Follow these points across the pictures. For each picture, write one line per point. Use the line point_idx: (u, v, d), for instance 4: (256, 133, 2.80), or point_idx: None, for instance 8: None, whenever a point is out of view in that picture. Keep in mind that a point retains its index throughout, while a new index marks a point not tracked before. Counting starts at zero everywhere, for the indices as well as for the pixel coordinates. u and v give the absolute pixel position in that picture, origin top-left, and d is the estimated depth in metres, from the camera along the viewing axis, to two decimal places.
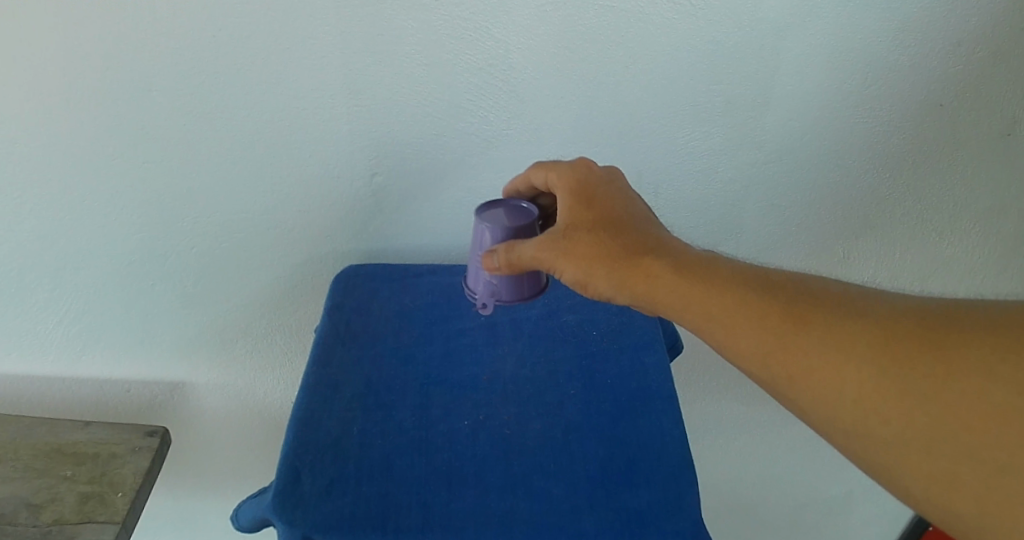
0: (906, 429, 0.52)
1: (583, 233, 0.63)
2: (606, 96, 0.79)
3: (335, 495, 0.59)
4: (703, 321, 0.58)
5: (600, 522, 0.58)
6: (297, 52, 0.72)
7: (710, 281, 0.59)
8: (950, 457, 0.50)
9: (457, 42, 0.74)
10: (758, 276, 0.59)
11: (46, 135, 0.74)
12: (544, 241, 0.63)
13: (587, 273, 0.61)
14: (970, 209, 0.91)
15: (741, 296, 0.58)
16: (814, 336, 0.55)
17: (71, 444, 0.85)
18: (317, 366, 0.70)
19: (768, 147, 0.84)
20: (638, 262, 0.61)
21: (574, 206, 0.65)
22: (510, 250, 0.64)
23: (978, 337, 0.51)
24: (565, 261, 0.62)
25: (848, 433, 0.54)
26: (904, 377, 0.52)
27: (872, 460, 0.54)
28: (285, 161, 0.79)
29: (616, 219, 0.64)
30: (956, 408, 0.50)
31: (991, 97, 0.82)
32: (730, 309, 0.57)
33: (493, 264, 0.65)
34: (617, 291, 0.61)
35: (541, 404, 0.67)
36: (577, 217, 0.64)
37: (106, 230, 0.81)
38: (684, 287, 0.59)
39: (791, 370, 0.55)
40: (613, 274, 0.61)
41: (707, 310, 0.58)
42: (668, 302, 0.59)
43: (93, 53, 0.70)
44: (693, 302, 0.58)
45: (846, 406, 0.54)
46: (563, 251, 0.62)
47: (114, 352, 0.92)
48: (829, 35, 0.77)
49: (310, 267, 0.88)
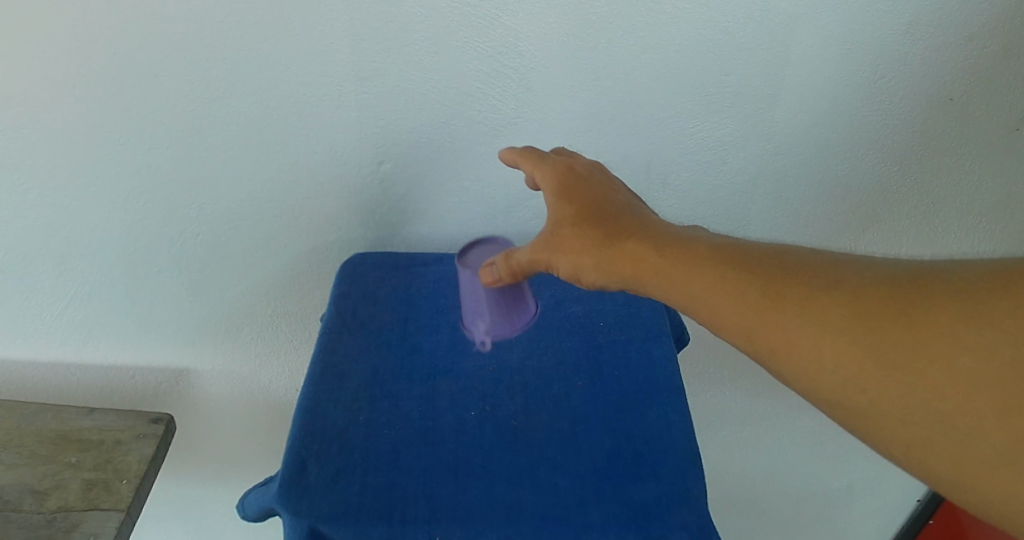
0: (886, 399, 0.48)
1: (570, 227, 0.62)
2: (616, 85, 0.78)
3: (341, 485, 0.58)
4: (681, 301, 0.57)
5: (607, 514, 0.57)
6: (305, 39, 0.72)
7: (689, 261, 0.57)
8: (926, 426, 0.47)
9: (466, 29, 0.73)
10: (736, 250, 0.56)
11: (51, 121, 0.74)
12: (536, 244, 0.63)
13: (580, 268, 0.61)
14: (978, 203, 0.91)
15: (717, 274, 0.55)
16: (786, 309, 0.52)
17: (76, 430, 0.85)
18: (323, 355, 0.69)
19: (778, 139, 0.83)
20: (622, 250, 0.60)
21: (557, 202, 0.64)
22: (508, 259, 0.64)
23: (945, 300, 0.47)
24: (560, 259, 0.62)
25: (832, 405, 0.51)
26: (881, 346, 0.48)
27: (858, 431, 0.50)
28: (291, 149, 0.79)
29: (600, 210, 0.63)
30: (927, 375, 0.47)
31: (1002, 91, 0.81)
32: (707, 286, 0.55)
33: (493, 276, 0.65)
34: (610, 281, 0.61)
35: (547, 394, 0.66)
36: (562, 213, 0.64)
37: (111, 215, 0.81)
38: (664, 270, 0.57)
39: (770, 343, 0.52)
40: (601, 264, 0.60)
41: (686, 290, 0.56)
42: (653, 287, 0.58)
43: (99, 39, 0.69)
44: (673, 283, 0.57)
45: (826, 377, 0.50)
46: (558, 250, 0.62)
47: (120, 339, 0.91)
48: (842, 26, 0.76)
49: (315, 254, 0.87)
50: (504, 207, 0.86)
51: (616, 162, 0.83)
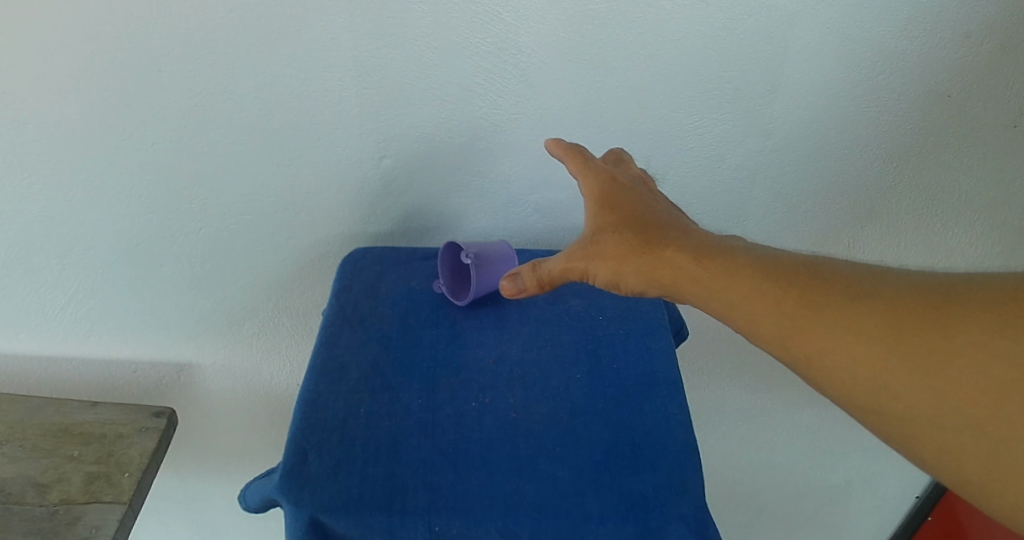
0: (917, 405, 0.51)
1: (609, 234, 0.64)
2: (615, 81, 0.78)
3: (341, 476, 0.57)
4: (721, 307, 0.58)
5: (605, 506, 0.56)
6: (306, 35, 0.72)
7: (729, 270, 0.58)
8: (957, 429, 0.49)
9: (467, 25, 0.74)
10: (772, 259, 0.58)
11: (55, 117, 0.74)
12: (573, 253, 0.64)
13: (619, 274, 0.62)
14: (976, 199, 0.91)
15: (756, 282, 0.57)
16: (827, 317, 0.54)
17: (78, 424, 0.85)
18: (324, 347, 0.68)
19: (776, 135, 0.84)
20: (661, 256, 0.61)
21: (599, 211, 0.66)
22: (539, 269, 0.65)
23: (976, 312, 0.50)
24: (598, 267, 0.63)
25: (864, 408, 0.53)
26: (912, 355, 0.51)
27: (888, 434, 0.53)
28: (292, 144, 0.79)
29: (640, 218, 0.64)
30: (961, 383, 0.49)
31: (1000, 87, 0.81)
32: (747, 295, 0.57)
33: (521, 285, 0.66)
34: (648, 287, 0.62)
35: (547, 387, 0.65)
36: (603, 222, 0.65)
37: (114, 209, 0.81)
38: (704, 278, 0.59)
39: (806, 351, 0.54)
40: (640, 270, 0.61)
41: (726, 299, 0.58)
42: (692, 294, 0.59)
43: (103, 35, 0.70)
44: (713, 291, 0.58)
45: (859, 383, 0.52)
46: (595, 257, 0.63)
47: (122, 334, 0.92)
48: (840, 23, 0.76)
49: (316, 249, 0.87)
50: (504, 202, 0.86)
51: None
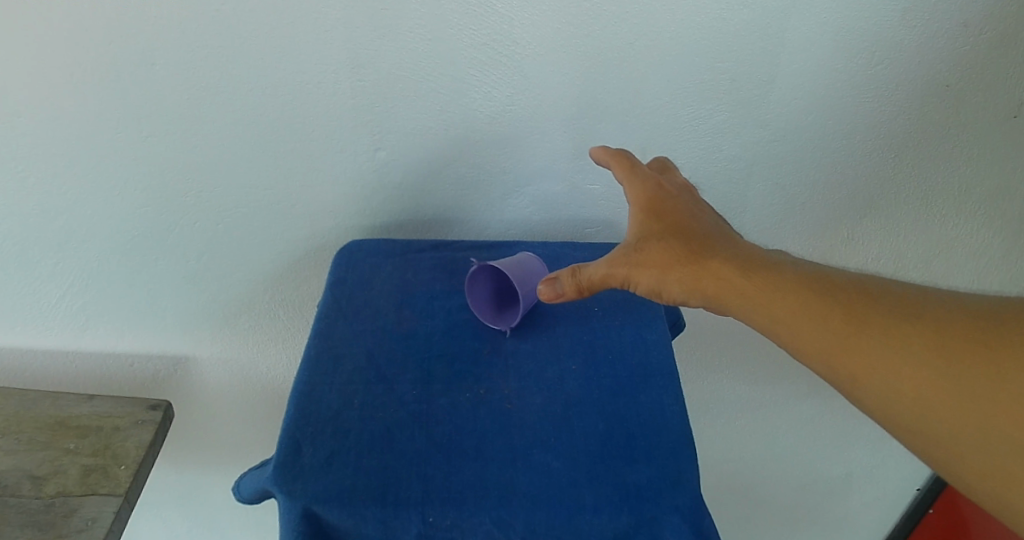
0: (963, 427, 0.49)
1: (653, 242, 0.64)
2: (612, 72, 0.78)
3: (335, 467, 0.57)
4: (765, 318, 0.57)
5: (599, 496, 0.56)
6: (300, 26, 0.72)
7: (776, 283, 0.57)
8: (1003, 453, 0.48)
9: (462, 17, 0.73)
10: (821, 275, 0.57)
11: (48, 109, 0.74)
12: (614, 259, 0.64)
13: (661, 282, 0.62)
14: (975, 190, 0.90)
15: (803, 297, 0.56)
16: (874, 335, 0.53)
17: (75, 417, 0.85)
18: (318, 339, 0.67)
19: (773, 126, 0.84)
20: (706, 267, 0.61)
21: (644, 220, 0.66)
22: (578, 273, 0.65)
23: None
24: (639, 273, 0.63)
25: (908, 430, 0.51)
26: (962, 377, 0.50)
27: (932, 459, 0.51)
28: (287, 136, 0.79)
29: (687, 229, 0.64)
30: (1012, 407, 0.48)
31: (998, 78, 0.81)
32: (792, 309, 0.56)
33: (558, 289, 0.66)
34: (690, 297, 0.61)
35: (542, 378, 0.65)
36: (647, 230, 0.65)
37: (109, 201, 0.81)
38: (750, 290, 0.58)
39: (850, 368, 0.53)
40: (683, 279, 0.61)
41: (771, 313, 0.57)
42: (736, 306, 0.59)
43: (95, 27, 0.69)
44: (759, 304, 0.57)
45: (904, 402, 0.51)
46: (636, 264, 0.63)
47: (118, 327, 0.92)
48: (837, 13, 0.76)
49: (312, 242, 0.87)
50: (501, 195, 0.86)
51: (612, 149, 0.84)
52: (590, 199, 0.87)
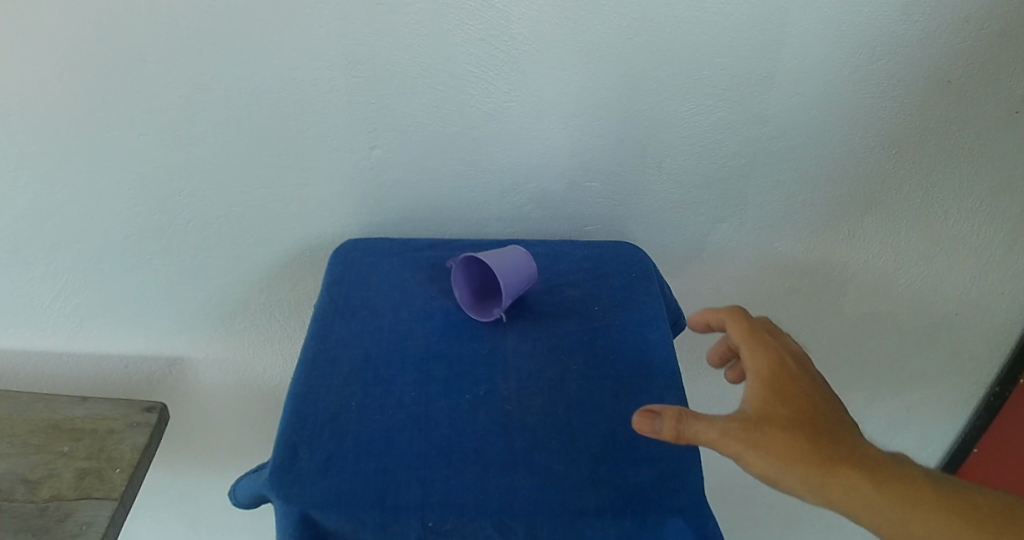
0: None
1: (777, 422, 0.53)
2: (610, 68, 0.77)
3: (333, 471, 0.56)
4: (852, 499, 0.51)
5: (602, 499, 0.55)
6: (294, 22, 0.71)
7: (906, 499, 0.51)
8: None
9: (458, 12, 0.72)
10: (948, 488, 0.52)
11: (41, 107, 0.73)
12: (731, 427, 0.52)
13: (782, 475, 0.51)
14: (977, 187, 0.90)
15: (935, 525, 0.50)
16: None
17: (69, 419, 0.84)
18: (314, 340, 0.66)
19: (773, 122, 0.83)
20: (840, 470, 0.51)
21: (766, 396, 0.55)
22: (684, 424, 0.52)
23: None
24: (760, 456, 0.52)
25: None
26: None
27: None
28: (282, 134, 0.78)
29: (814, 414, 0.54)
30: None
31: (1000, 72, 0.80)
32: (912, 513, 0.51)
33: (657, 428, 0.52)
34: (813, 498, 0.52)
35: (542, 379, 0.64)
36: (772, 409, 0.54)
37: (102, 200, 0.80)
38: (880, 508, 0.51)
39: None
40: (812, 478, 0.51)
41: (892, 517, 0.51)
42: (865, 520, 0.51)
43: (87, 23, 0.69)
44: (888, 516, 0.51)
45: None
46: (759, 446, 0.52)
47: (112, 327, 0.91)
48: (837, 7, 0.75)
49: (307, 241, 0.86)
50: (498, 193, 0.85)
51: (610, 146, 0.83)
52: (589, 196, 0.86)
